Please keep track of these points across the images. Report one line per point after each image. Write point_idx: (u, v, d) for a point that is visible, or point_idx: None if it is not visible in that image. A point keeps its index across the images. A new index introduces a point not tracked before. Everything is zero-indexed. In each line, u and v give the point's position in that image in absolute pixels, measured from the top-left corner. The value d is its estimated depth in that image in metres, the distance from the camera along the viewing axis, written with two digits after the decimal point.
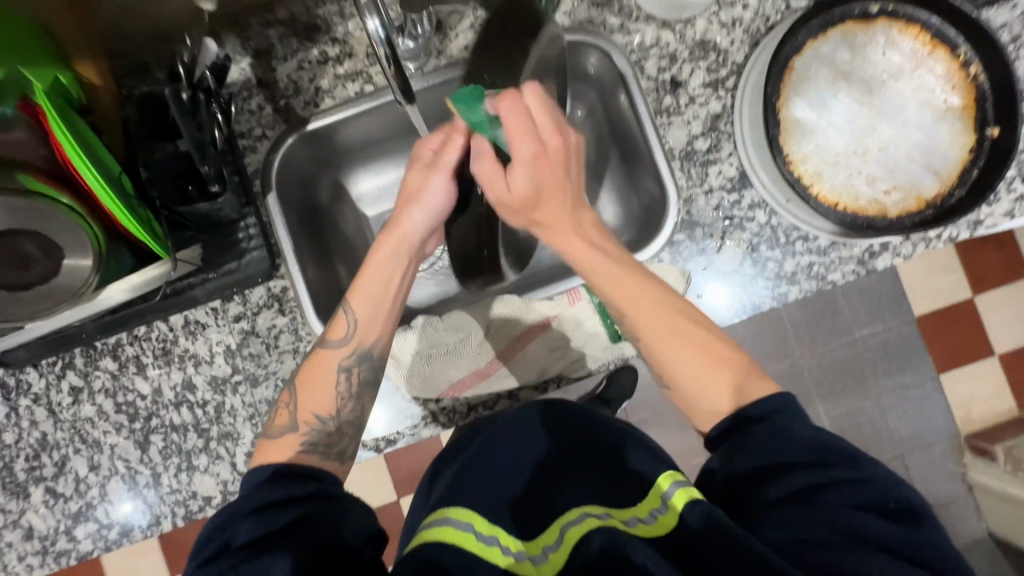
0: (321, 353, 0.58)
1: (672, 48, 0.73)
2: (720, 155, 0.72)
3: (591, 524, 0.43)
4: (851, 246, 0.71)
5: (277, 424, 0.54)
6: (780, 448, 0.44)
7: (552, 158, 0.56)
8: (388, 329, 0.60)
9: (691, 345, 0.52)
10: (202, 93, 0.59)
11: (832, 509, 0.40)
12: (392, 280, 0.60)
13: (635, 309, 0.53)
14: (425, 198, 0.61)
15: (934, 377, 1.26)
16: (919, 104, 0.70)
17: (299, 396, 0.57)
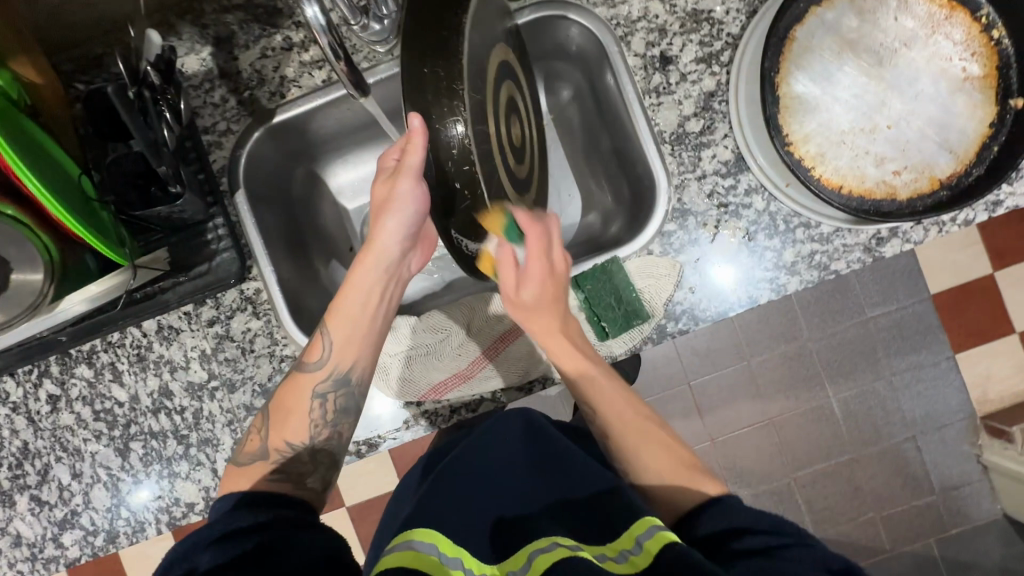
0: (298, 376, 0.58)
1: (662, 20, 0.67)
2: (714, 137, 0.67)
3: (564, 554, 0.40)
4: (857, 232, 0.66)
5: (248, 451, 0.56)
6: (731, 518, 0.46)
7: (558, 283, 0.59)
8: (366, 348, 0.60)
9: (664, 457, 0.54)
10: (147, 90, 0.55)
11: (788, 565, 0.41)
12: (373, 294, 0.61)
13: (606, 409, 0.57)
14: (396, 207, 0.58)
15: (949, 357, 1.20)
16: (935, 74, 0.64)
17: (270, 424, 0.57)
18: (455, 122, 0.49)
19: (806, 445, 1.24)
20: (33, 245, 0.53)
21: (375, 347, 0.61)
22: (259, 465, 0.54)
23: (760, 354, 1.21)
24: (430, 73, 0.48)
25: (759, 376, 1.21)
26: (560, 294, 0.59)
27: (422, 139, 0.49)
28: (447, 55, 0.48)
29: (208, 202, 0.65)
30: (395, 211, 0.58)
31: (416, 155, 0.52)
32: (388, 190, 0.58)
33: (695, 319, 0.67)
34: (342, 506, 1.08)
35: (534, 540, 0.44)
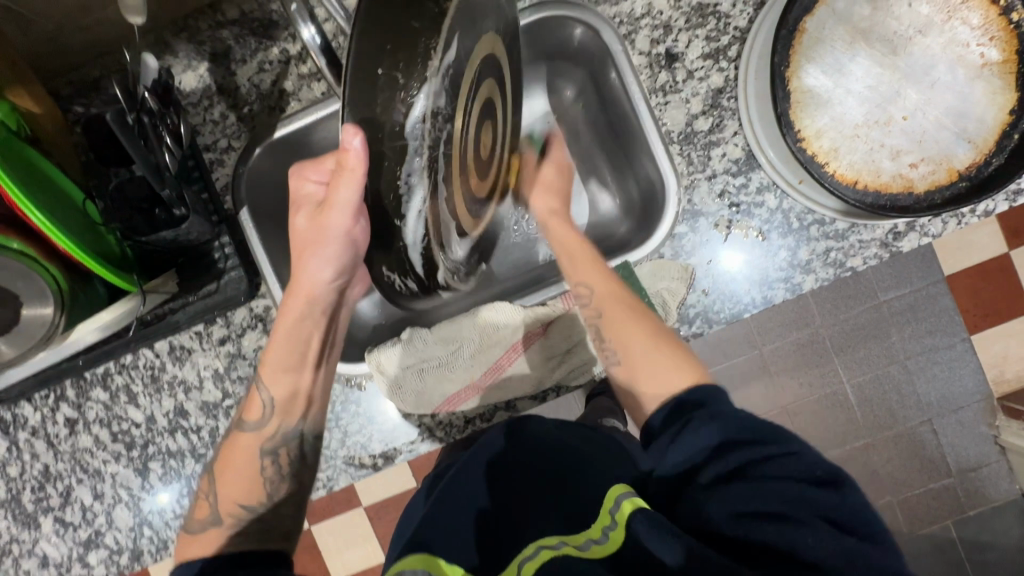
0: (238, 437, 0.58)
1: (666, 16, 0.65)
2: (723, 135, 0.65)
3: (547, 558, 0.43)
4: (874, 228, 0.64)
5: (198, 518, 0.55)
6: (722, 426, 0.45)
7: (564, 175, 0.70)
8: (313, 401, 0.61)
9: (658, 338, 0.55)
10: (146, 115, 0.55)
11: (766, 481, 0.41)
12: (310, 338, 0.60)
13: (606, 298, 0.58)
14: (326, 243, 0.54)
15: (965, 338, 1.18)
16: (952, 61, 0.61)
17: (219, 488, 0.56)
18: (418, 109, 0.39)
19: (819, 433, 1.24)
20: (44, 280, 0.53)
21: (323, 400, 0.62)
22: (212, 535, 0.54)
23: (771, 342, 1.19)
24: (384, 72, 0.38)
25: (771, 363, 1.20)
26: (567, 181, 0.70)
27: (360, 161, 0.40)
28: (409, 53, 0.39)
29: (213, 220, 0.64)
30: (324, 249, 0.55)
31: (350, 173, 0.42)
32: (318, 227, 0.53)
33: (709, 321, 0.66)
34: (359, 507, 1.09)
35: (520, 550, 0.46)
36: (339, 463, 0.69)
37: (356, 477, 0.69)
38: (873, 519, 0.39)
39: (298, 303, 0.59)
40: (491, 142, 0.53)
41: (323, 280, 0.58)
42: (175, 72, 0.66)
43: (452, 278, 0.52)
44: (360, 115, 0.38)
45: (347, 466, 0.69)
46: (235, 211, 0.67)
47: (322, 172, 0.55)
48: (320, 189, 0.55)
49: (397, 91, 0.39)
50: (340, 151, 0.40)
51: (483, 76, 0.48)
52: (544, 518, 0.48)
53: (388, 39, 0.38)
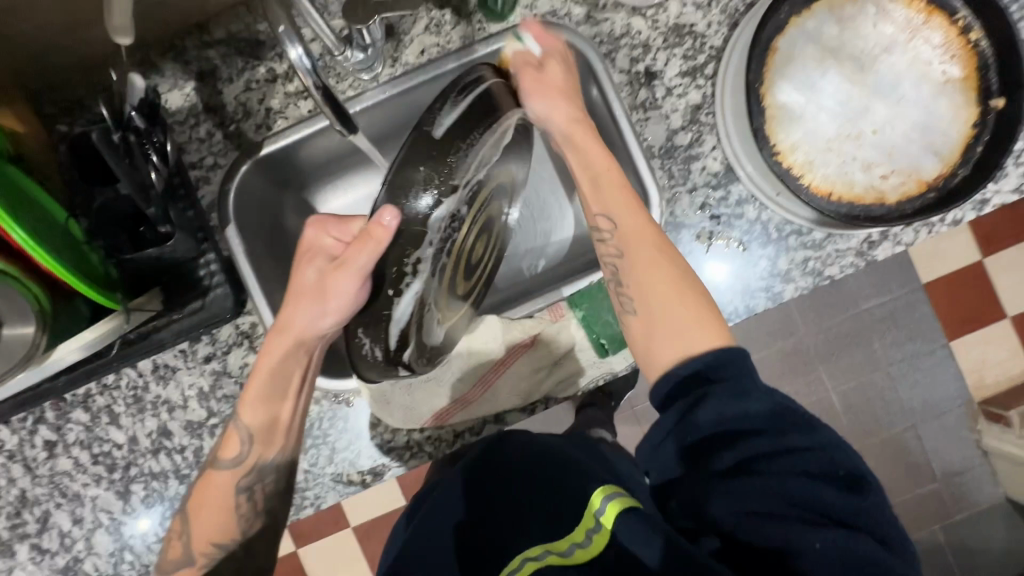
0: (210, 476, 0.59)
1: (645, 36, 0.67)
2: (703, 149, 0.67)
3: (531, 569, 0.45)
4: (849, 237, 0.66)
5: (177, 555, 0.60)
6: (731, 411, 0.44)
7: (568, 67, 0.61)
8: (289, 438, 0.61)
9: (681, 296, 0.52)
10: (133, 135, 0.55)
11: (777, 479, 0.42)
12: (292, 378, 0.59)
13: (652, 275, 0.53)
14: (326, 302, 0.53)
15: (944, 344, 1.23)
16: (917, 77, 0.64)
17: (192, 525, 0.60)
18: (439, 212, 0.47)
19: None
20: (25, 300, 0.52)
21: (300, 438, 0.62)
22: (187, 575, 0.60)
23: (757, 352, 1.22)
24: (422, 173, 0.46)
25: (759, 372, 1.23)
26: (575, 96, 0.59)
27: (383, 234, 0.46)
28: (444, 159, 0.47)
29: (199, 237, 0.63)
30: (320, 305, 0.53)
31: (361, 245, 0.48)
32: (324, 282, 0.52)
33: None
34: (348, 528, 1.08)
35: (508, 562, 0.49)
36: (328, 481, 0.68)
37: (344, 495, 0.69)
38: (889, 520, 0.41)
39: (285, 343, 0.57)
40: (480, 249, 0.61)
41: (318, 332, 0.56)
42: (161, 91, 0.67)
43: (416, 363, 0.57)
44: (395, 199, 0.46)
45: (335, 484, 0.68)
46: (222, 228, 0.67)
47: (344, 232, 0.55)
48: (337, 244, 0.55)
49: (414, 219, 0.46)
50: (372, 224, 0.46)
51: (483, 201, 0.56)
52: (530, 529, 0.50)
53: (416, 176, 0.46)
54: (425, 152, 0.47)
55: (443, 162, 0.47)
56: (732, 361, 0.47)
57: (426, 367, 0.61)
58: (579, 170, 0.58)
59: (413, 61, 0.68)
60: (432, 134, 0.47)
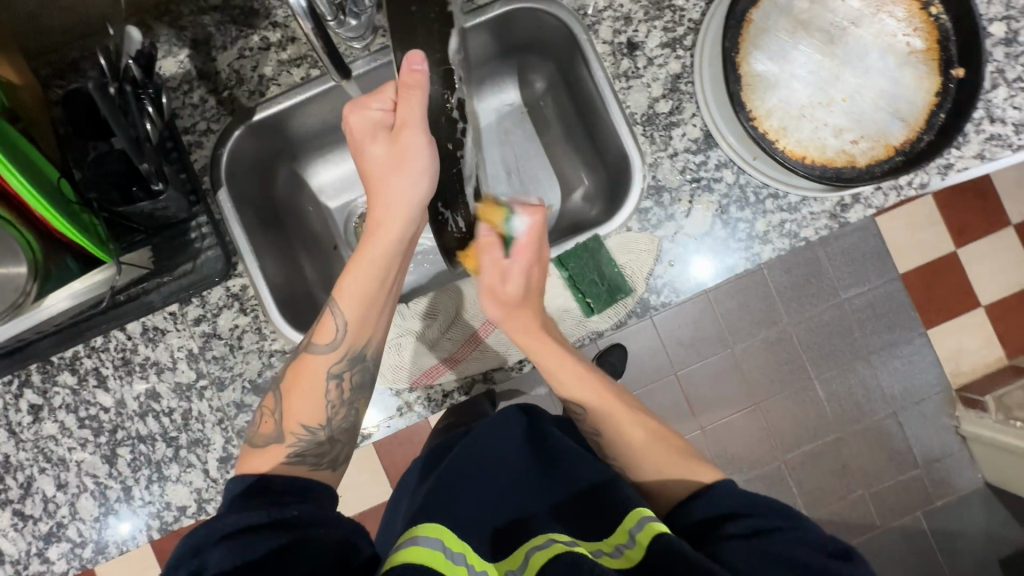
0: (307, 359, 0.59)
1: (627, 9, 0.70)
2: (683, 117, 0.70)
3: (560, 550, 0.43)
4: (822, 200, 0.69)
5: (262, 433, 0.57)
6: (730, 498, 0.49)
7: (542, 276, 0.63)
8: (380, 327, 0.61)
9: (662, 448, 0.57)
10: (128, 85, 0.56)
11: (778, 547, 0.44)
12: (389, 267, 0.60)
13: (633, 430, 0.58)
14: (410, 161, 0.58)
15: (922, 332, 1.29)
16: (882, 49, 0.68)
17: (285, 401, 0.58)
18: None
19: (791, 427, 1.30)
20: (14, 242, 0.53)
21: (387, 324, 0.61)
22: (275, 450, 0.55)
23: (743, 341, 1.26)
24: None
25: (743, 361, 1.27)
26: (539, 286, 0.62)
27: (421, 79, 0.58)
28: None
29: (190, 200, 0.65)
30: (412, 170, 0.58)
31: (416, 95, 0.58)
32: (398, 149, 0.58)
33: (676, 291, 0.70)
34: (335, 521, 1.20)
35: (528, 539, 0.47)
36: None
37: None
38: None
39: (394, 225, 0.58)
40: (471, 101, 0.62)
41: (414, 202, 0.60)
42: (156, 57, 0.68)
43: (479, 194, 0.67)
44: None
45: None
46: (214, 192, 0.69)
47: (385, 99, 0.59)
48: (385, 114, 0.59)
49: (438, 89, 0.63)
50: (406, 74, 0.58)
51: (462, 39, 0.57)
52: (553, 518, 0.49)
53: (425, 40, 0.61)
54: (422, 26, 0.61)
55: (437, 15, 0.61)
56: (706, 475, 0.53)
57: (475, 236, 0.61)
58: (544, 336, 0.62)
59: None
60: None
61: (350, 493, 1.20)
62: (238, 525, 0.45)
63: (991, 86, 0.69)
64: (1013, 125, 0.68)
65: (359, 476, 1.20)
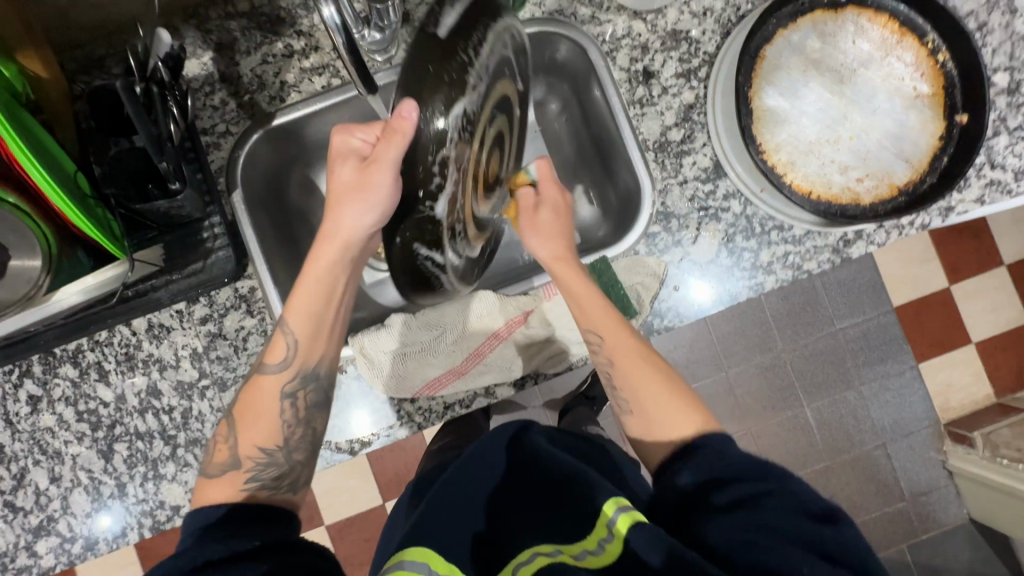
0: (259, 379, 0.60)
1: (644, 38, 0.72)
2: (694, 146, 0.72)
3: (542, 564, 0.43)
4: (826, 235, 0.70)
5: (217, 461, 0.57)
6: (720, 464, 0.47)
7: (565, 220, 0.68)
8: (329, 347, 0.62)
9: (669, 399, 0.56)
10: (155, 86, 0.57)
11: (769, 515, 0.42)
12: (335, 287, 0.62)
13: (645, 398, 0.57)
14: (364, 195, 0.57)
15: (913, 366, 1.31)
16: (890, 91, 0.70)
17: (239, 427, 0.59)
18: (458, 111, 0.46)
19: (782, 454, 1.31)
20: (32, 233, 0.53)
21: (337, 341, 0.64)
22: (232, 478, 0.56)
23: (736, 365, 1.27)
24: (432, 68, 0.46)
25: (737, 386, 1.28)
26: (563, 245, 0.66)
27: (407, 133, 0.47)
28: (446, 55, 0.46)
29: (206, 200, 0.66)
30: (362, 200, 0.57)
31: (394, 149, 0.49)
32: (360, 177, 0.56)
33: (680, 316, 0.71)
34: (321, 527, 1.21)
35: (515, 555, 0.46)
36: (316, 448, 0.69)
37: (332, 462, 0.69)
38: (865, 552, 0.42)
39: (332, 246, 0.60)
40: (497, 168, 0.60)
41: (364, 230, 0.59)
42: None
43: (444, 244, 0.52)
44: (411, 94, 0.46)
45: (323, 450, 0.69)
46: (228, 193, 0.69)
47: (370, 132, 0.60)
48: (363, 146, 0.60)
49: (430, 126, 0.46)
50: (393, 119, 0.47)
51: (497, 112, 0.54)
52: (531, 520, 0.48)
53: (434, 87, 0.45)
54: (432, 80, 0.45)
55: (454, 78, 0.45)
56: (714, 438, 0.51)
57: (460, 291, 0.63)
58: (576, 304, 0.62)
59: None
60: (437, 35, 0.46)
61: (339, 497, 1.20)
62: (199, 560, 0.44)
63: (993, 133, 0.71)
64: (1012, 172, 0.70)
65: (349, 481, 1.20)
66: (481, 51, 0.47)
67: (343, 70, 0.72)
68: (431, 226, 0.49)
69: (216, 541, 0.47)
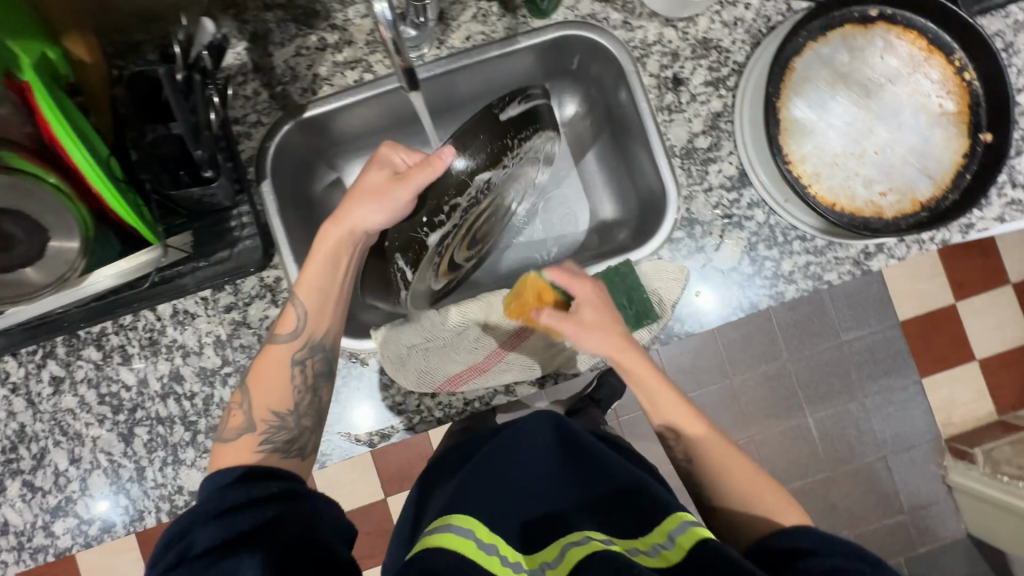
0: (270, 348, 0.61)
1: (675, 45, 0.73)
2: (720, 154, 0.72)
3: (597, 547, 0.44)
4: (848, 246, 0.71)
5: (233, 426, 0.58)
6: (813, 539, 0.50)
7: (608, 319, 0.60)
8: (336, 322, 0.63)
9: (754, 486, 0.57)
10: (197, 75, 0.58)
11: None
12: (340, 263, 0.62)
13: (736, 493, 0.57)
14: (381, 201, 0.59)
15: (916, 380, 1.32)
16: (916, 107, 0.71)
17: (250, 394, 0.59)
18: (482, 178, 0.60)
19: (784, 463, 1.31)
20: (72, 217, 0.53)
21: (342, 316, 0.64)
22: (246, 440, 0.57)
23: (742, 373, 1.28)
24: (478, 136, 0.58)
25: (741, 394, 1.29)
26: (618, 349, 0.59)
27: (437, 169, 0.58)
28: (494, 131, 0.59)
29: (236, 189, 0.66)
30: (376, 203, 0.59)
31: (421, 176, 0.58)
32: (389, 185, 0.59)
33: (699, 322, 0.72)
34: None
35: (565, 534, 0.48)
36: (335, 439, 0.69)
37: (351, 453, 0.70)
38: None
39: (339, 231, 0.60)
40: (486, 225, 0.74)
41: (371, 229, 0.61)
42: None
43: (419, 264, 0.64)
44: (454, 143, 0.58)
45: (343, 441, 0.69)
46: (257, 182, 0.70)
47: (413, 155, 0.62)
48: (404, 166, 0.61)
49: (455, 173, 0.58)
50: (432, 157, 0.58)
51: (505, 185, 0.68)
52: (582, 510, 0.51)
53: (477, 150, 0.58)
54: (477, 144, 0.58)
55: (492, 151, 0.59)
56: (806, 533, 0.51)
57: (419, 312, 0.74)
58: (645, 398, 0.60)
59: (458, 46, 0.72)
60: (499, 115, 0.59)
61: (342, 489, 1.21)
62: (222, 506, 0.49)
63: (1015, 153, 0.72)
64: None
65: (352, 474, 1.21)
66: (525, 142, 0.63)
67: (376, 65, 0.72)
68: (418, 245, 0.61)
69: (235, 487, 0.51)
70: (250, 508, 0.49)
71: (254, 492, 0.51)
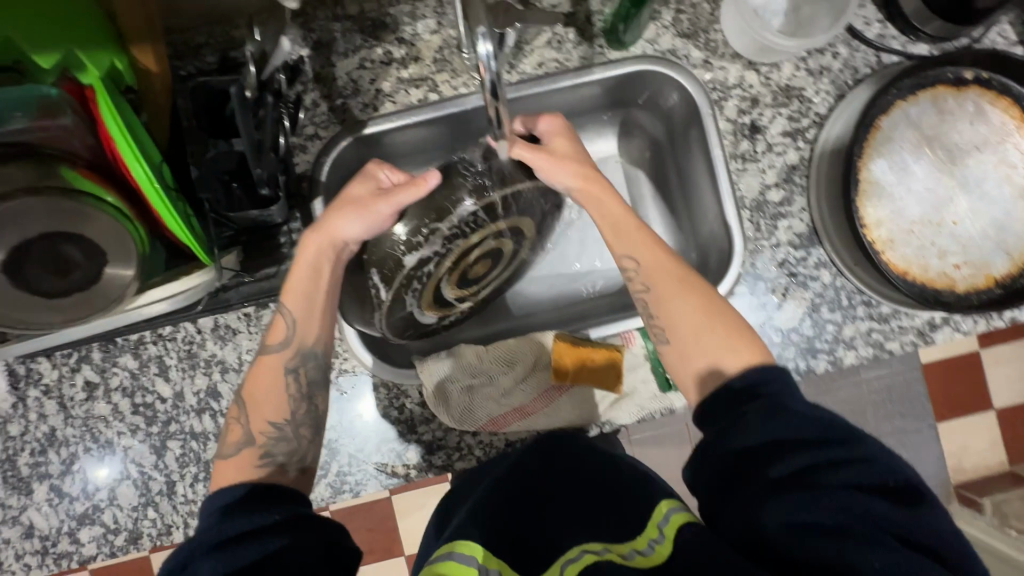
0: (264, 359, 0.59)
1: (756, 90, 0.69)
2: (791, 210, 0.70)
3: (589, 561, 0.44)
4: (912, 316, 0.69)
5: (232, 441, 0.56)
6: (781, 419, 0.45)
7: (572, 141, 0.63)
8: (325, 326, 0.60)
9: (731, 335, 0.53)
10: (269, 93, 0.55)
11: (830, 491, 0.42)
12: (321, 269, 0.59)
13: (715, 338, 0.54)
14: (361, 211, 0.58)
15: (932, 425, 1.30)
16: (1000, 178, 0.68)
17: (248, 409, 0.57)
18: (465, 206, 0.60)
19: None
20: (133, 242, 0.51)
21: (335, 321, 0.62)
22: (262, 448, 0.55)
23: None
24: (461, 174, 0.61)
25: None
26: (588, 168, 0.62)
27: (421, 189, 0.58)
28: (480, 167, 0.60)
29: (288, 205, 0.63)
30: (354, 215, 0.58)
31: (404, 195, 0.58)
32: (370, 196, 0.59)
33: None
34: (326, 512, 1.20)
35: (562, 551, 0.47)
36: (370, 469, 0.67)
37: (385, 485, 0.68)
38: (944, 531, 0.41)
39: (319, 240, 0.59)
40: (484, 271, 0.70)
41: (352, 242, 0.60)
42: None
43: (394, 284, 0.64)
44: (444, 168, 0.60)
45: (377, 473, 0.67)
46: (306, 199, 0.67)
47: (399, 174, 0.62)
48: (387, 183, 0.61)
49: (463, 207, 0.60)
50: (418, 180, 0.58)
51: (502, 234, 0.66)
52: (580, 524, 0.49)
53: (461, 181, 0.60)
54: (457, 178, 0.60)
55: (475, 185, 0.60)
56: (773, 377, 0.49)
57: (398, 339, 0.72)
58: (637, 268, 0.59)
59: (530, 71, 0.69)
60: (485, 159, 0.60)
61: None
62: (225, 534, 0.46)
63: None
64: None
65: None
66: (527, 188, 0.64)
67: (442, 85, 0.69)
68: (392, 262, 0.62)
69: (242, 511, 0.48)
70: (250, 539, 0.45)
71: (257, 518, 0.47)
